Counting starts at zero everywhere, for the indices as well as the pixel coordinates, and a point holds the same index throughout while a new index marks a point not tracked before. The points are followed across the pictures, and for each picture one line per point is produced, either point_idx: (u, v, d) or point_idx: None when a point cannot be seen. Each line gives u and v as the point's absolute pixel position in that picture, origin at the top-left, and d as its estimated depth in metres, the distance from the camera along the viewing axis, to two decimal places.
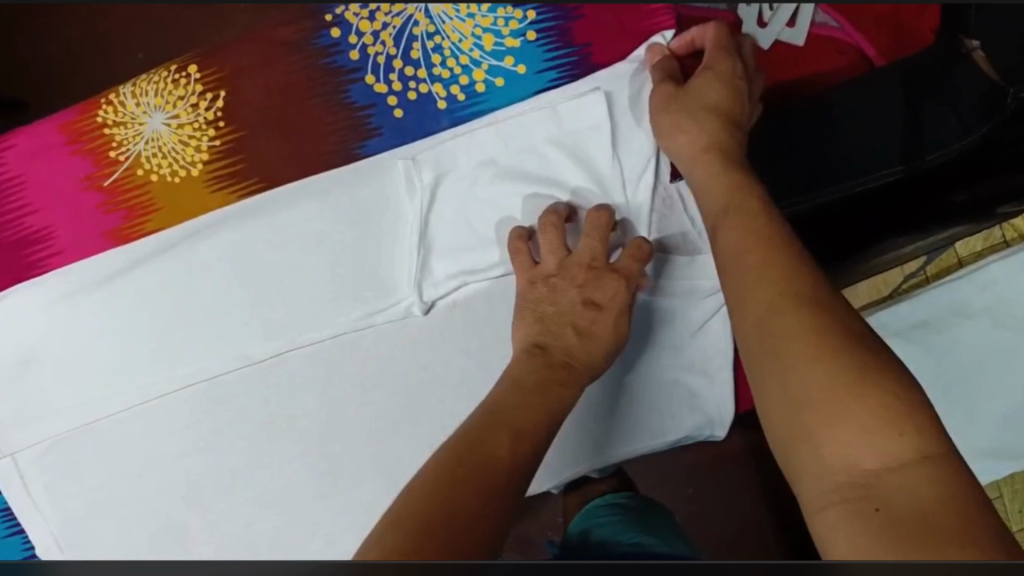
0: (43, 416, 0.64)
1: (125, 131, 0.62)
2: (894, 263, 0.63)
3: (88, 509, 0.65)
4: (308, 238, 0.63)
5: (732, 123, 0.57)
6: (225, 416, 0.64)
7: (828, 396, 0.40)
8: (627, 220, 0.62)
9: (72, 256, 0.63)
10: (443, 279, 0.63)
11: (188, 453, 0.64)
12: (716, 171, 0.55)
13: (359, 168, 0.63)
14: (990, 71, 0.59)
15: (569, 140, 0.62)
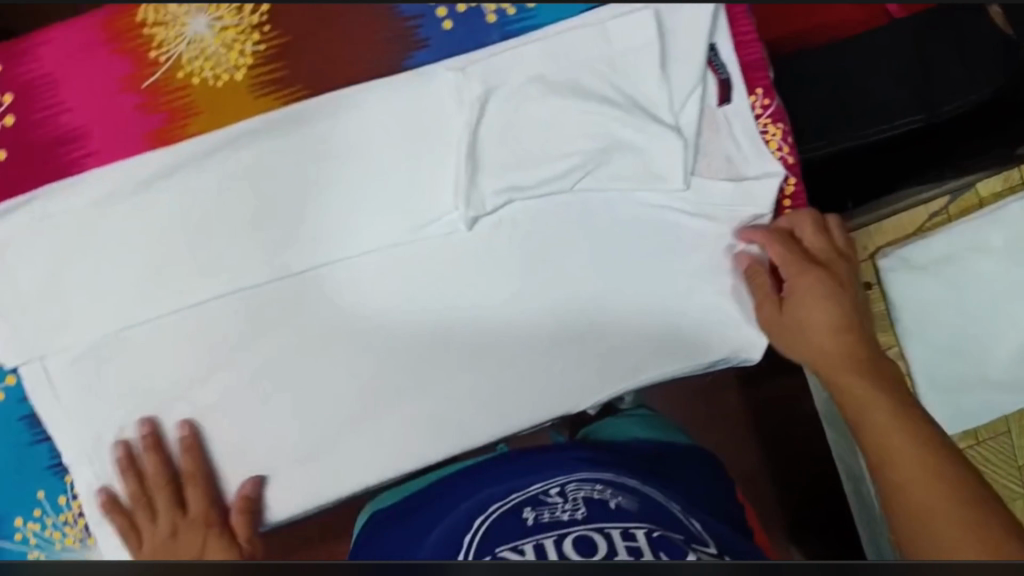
0: (78, 324, 0.64)
1: (166, 31, 0.61)
2: (905, 203, 0.76)
3: (126, 417, 0.66)
4: (353, 149, 0.63)
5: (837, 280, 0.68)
6: (269, 326, 0.66)
7: (933, 502, 0.55)
8: (676, 138, 0.63)
9: (111, 156, 0.61)
10: (491, 196, 0.64)
11: (229, 360, 0.66)
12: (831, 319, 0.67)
13: (407, 79, 0.62)
14: (1004, 27, 0.65)
15: (619, 58, 0.62)
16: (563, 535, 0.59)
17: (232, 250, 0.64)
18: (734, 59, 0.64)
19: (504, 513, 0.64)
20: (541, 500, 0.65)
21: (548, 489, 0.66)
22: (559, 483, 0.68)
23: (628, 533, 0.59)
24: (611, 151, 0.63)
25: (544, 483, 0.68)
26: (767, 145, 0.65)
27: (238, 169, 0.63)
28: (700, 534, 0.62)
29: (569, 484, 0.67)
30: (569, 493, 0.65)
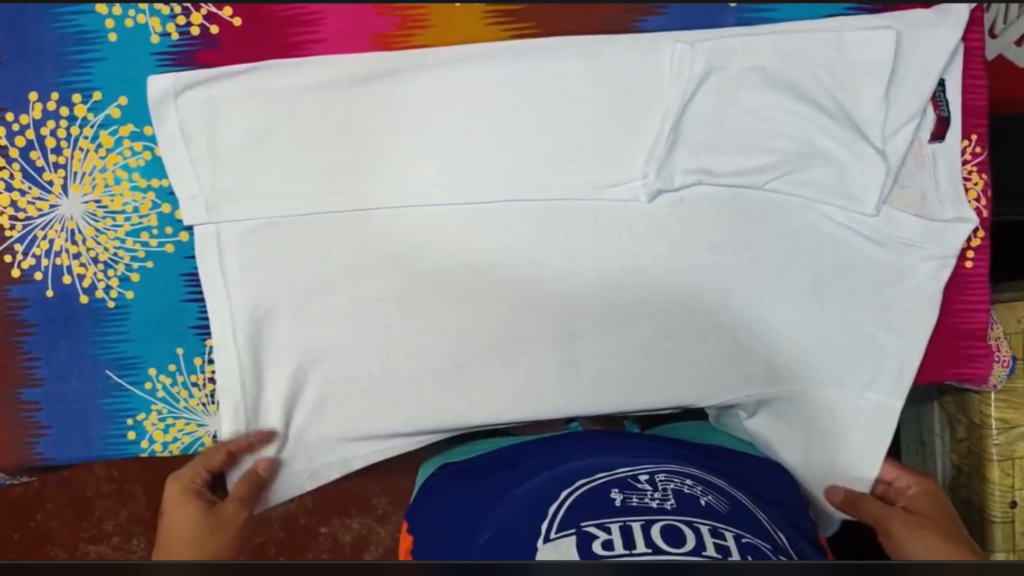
0: (255, 200, 0.65)
1: None
2: None
3: (279, 300, 0.67)
4: (562, 95, 0.64)
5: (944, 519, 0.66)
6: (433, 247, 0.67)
7: None
8: (882, 163, 0.63)
9: (339, 48, 0.63)
10: (681, 173, 0.65)
11: (387, 270, 0.67)
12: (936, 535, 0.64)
13: (635, 41, 0.63)
14: None
15: (845, 70, 0.62)
16: (651, 522, 0.53)
17: (421, 163, 0.65)
18: (960, 100, 0.64)
19: (586, 496, 0.57)
20: (629, 484, 0.58)
21: (638, 475, 0.60)
22: (646, 470, 0.61)
23: (715, 531, 0.54)
24: (808, 160, 0.64)
25: (631, 467, 0.61)
26: (967, 193, 0.65)
27: (449, 88, 0.64)
28: (785, 547, 0.56)
29: (659, 473, 0.60)
30: (660, 483, 0.59)
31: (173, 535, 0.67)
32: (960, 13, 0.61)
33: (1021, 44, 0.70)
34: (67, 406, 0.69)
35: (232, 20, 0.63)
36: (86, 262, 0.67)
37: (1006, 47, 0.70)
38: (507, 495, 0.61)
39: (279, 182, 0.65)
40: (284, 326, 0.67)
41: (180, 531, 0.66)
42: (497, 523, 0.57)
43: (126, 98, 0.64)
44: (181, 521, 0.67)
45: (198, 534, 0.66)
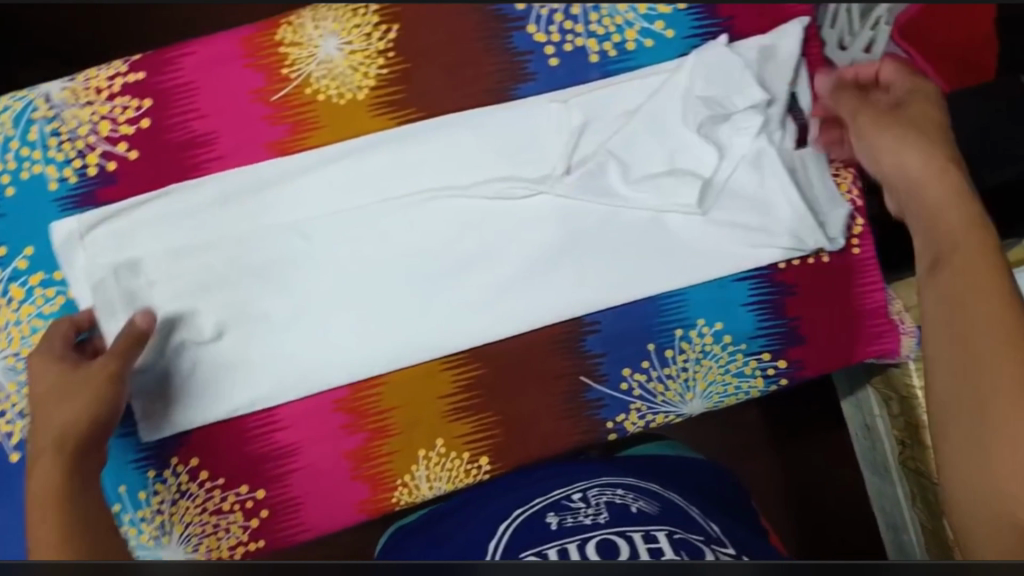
0: (165, 321, 0.65)
1: (299, 51, 0.66)
2: None
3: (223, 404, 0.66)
4: (457, 162, 0.67)
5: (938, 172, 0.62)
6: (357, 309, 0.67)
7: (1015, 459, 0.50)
8: (744, 167, 0.68)
9: (236, 161, 0.66)
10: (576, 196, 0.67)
11: (307, 366, 0.66)
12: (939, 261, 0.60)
13: (513, 108, 0.67)
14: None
15: (710, 96, 0.67)
16: (586, 540, 0.54)
17: (337, 261, 0.66)
18: (812, 109, 0.70)
19: (525, 521, 0.61)
20: (564, 505, 0.61)
21: (571, 495, 0.63)
22: (580, 488, 0.64)
23: (650, 536, 0.55)
24: (706, 184, 0.67)
25: (566, 488, 0.65)
26: (839, 189, 0.70)
27: (346, 179, 0.66)
28: (718, 535, 0.59)
29: (592, 489, 0.64)
30: (592, 498, 0.62)
31: (39, 498, 0.57)
32: (794, 33, 0.68)
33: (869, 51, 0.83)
34: None
35: (128, 154, 0.65)
36: (13, 418, 0.65)
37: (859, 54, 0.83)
38: (446, 539, 0.63)
39: (192, 300, 0.65)
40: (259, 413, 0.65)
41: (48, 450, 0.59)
42: None
43: (32, 248, 0.65)
44: (47, 482, 0.58)
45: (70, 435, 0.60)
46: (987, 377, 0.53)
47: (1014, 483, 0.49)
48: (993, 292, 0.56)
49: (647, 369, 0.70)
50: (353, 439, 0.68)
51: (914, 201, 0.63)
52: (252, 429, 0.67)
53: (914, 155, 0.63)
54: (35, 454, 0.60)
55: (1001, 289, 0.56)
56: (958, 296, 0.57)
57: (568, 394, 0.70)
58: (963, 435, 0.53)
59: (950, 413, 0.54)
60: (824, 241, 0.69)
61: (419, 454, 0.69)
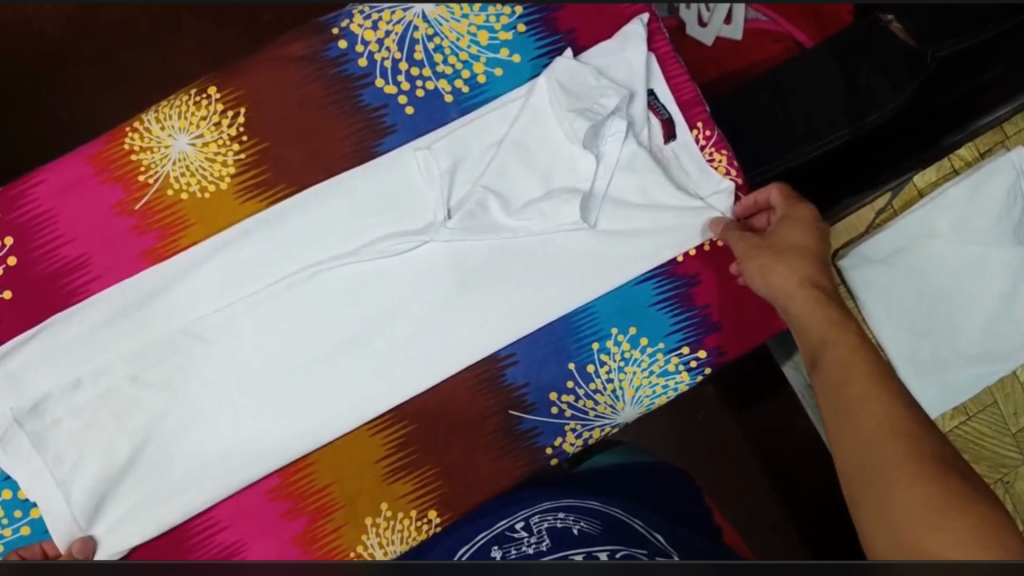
0: (76, 453, 0.64)
1: (152, 155, 0.65)
2: (865, 203, 0.77)
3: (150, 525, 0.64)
4: (333, 227, 0.66)
5: (800, 225, 0.65)
6: (267, 397, 0.66)
7: (905, 465, 0.47)
8: (618, 172, 0.68)
9: (112, 278, 0.64)
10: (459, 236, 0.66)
11: (231, 467, 0.65)
12: (809, 298, 0.60)
13: (380, 163, 0.67)
14: (906, 37, 0.71)
15: (579, 106, 0.66)
16: None
17: (235, 355, 0.65)
18: (671, 98, 0.70)
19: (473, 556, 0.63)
20: (507, 538, 0.63)
21: (514, 525, 0.65)
22: (523, 517, 0.66)
23: (588, 556, 0.54)
24: (585, 198, 0.67)
25: (509, 518, 0.67)
26: (717, 171, 0.70)
27: (228, 272, 0.65)
28: (665, 548, 0.58)
29: (534, 515, 0.65)
30: (534, 526, 0.63)
31: None
32: (636, 35, 0.69)
33: (731, 21, 0.84)
34: None
35: (1, 295, 0.64)
36: None
37: (720, 27, 0.85)
38: None
39: (99, 427, 0.64)
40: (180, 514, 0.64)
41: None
42: None
43: None
44: None
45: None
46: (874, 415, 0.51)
47: (893, 497, 0.46)
48: (861, 349, 0.56)
49: (573, 389, 0.69)
50: (297, 523, 0.67)
51: (801, 324, 0.61)
52: (190, 538, 0.65)
53: (800, 285, 0.61)
54: None
55: (862, 347, 0.56)
56: (845, 359, 0.56)
57: (502, 432, 0.69)
58: (863, 456, 0.50)
59: (846, 444, 0.51)
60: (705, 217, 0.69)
61: (366, 523, 0.68)
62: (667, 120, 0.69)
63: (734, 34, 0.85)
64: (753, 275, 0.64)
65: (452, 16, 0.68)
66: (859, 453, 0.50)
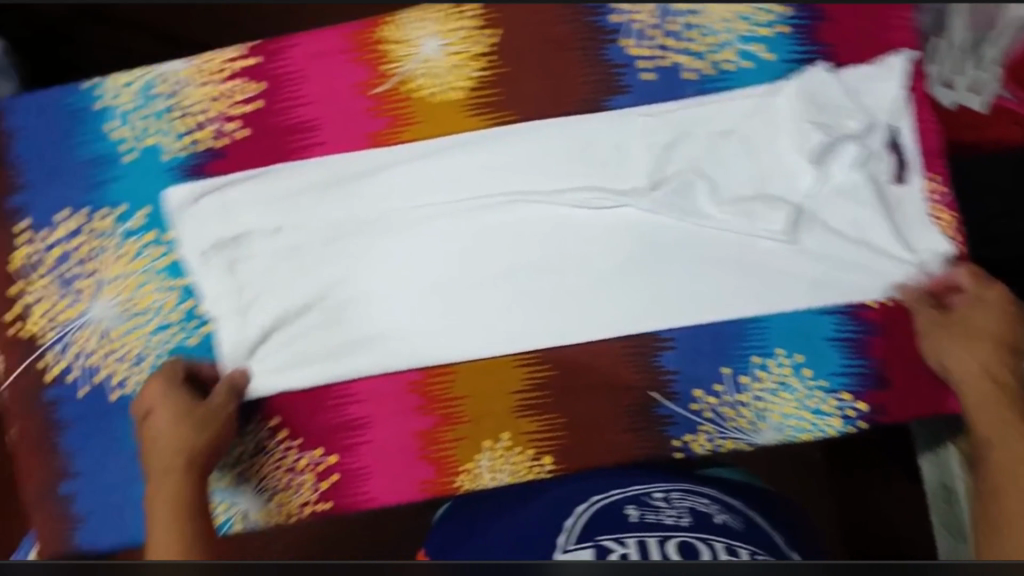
0: (262, 288, 0.71)
1: (401, 49, 0.69)
2: None
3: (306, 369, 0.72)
4: (544, 166, 0.69)
5: (1001, 314, 0.66)
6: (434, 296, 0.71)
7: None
8: (836, 195, 0.67)
9: (335, 147, 0.69)
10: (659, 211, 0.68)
11: (387, 347, 0.71)
12: (993, 396, 0.63)
13: (606, 118, 0.68)
14: None
15: (821, 119, 0.66)
16: (666, 538, 0.56)
17: (419, 254, 0.70)
18: (915, 139, 0.68)
19: (605, 507, 0.64)
20: (644, 501, 0.64)
21: (651, 492, 0.65)
22: (660, 488, 0.66)
23: (730, 548, 0.56)
24: (795, 211, 0.67)
25: (645, 485, 0.67)
26: (937, 228, 0.67)
27: (437, 175, 0.69)
28: None
29: (673, 491, 0.65)
30: (674, 500, 0.63)
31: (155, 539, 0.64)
32: (901, 68, 0.67)
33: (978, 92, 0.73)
34: (103, 494, 0.73)
35: (239, 132, 0.70)
36: (117, 359, 0.72)
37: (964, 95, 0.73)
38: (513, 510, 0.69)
39: (289, 273, 0.71)
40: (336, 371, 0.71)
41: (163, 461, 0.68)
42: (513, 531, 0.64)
43: (148, 209, 0.71)
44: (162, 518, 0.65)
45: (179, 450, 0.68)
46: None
47: None
48: None
49: (718, 392, 0.70)
50: (426, 421, 0.73)
51: (981, 417, 0.63)
52: (331, 399, 0.73)
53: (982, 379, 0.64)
54: (147, 419, 0.70)
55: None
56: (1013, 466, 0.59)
57: (632, 406, 0.71)
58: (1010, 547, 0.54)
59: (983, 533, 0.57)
60: (907, 264, 0.67)
61: (483, 445, 0.73)
62: (902, 158, 0.68)
63: (980, 106, 0.72)
64: (953, 376, 0.65)
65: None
66: (989, 536, 0.56)
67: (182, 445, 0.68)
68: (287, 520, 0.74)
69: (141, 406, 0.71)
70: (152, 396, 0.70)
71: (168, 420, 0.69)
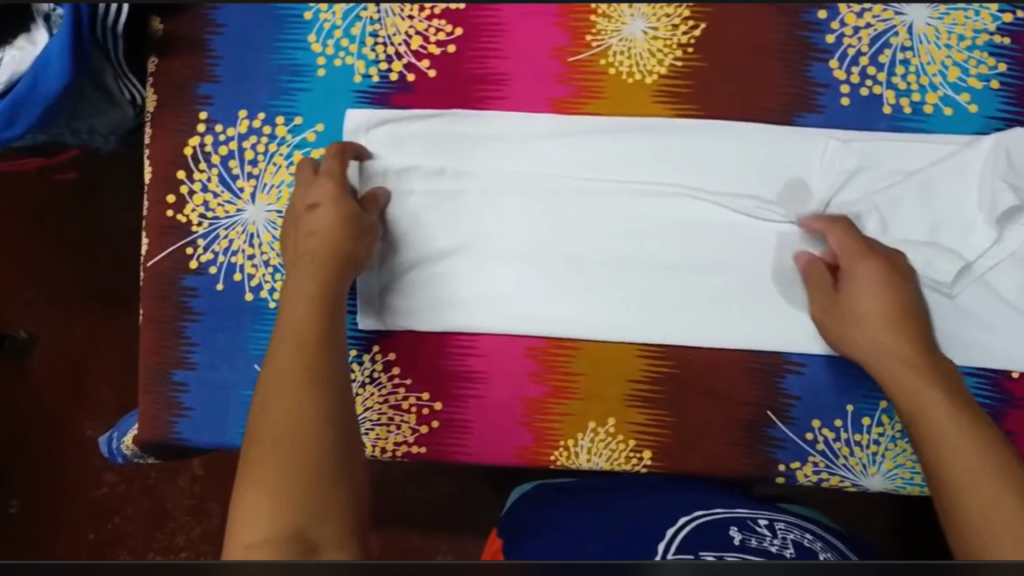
0: (411, 225, 0.72)
1: (607, 23, 0.70)
2: None
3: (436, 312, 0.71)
4: (715, 166, 0.69)
5: (892, 280, 0.65)
6: (577, 270, 0.71)
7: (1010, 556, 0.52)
8: (1009, 261, 0.66)
9: (518, 106, 0.71)
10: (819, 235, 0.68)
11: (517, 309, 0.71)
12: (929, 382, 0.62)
13: (794, 133, 0.68)
14: None
15: (1014, 181, 0.65)
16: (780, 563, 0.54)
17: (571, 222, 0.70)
18: None
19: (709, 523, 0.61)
20: (749, 525, 0.61)
21: (758, 519, 0.64)
22: (766, 517, 0.65)
23: None
24: (963, 266, 0.66)
25: (752, 511, 0.65)
26: None
27: (612, 151, 0.70)
28: None
29: (778, 523, 0.65)
30: (778, 530, 0.62)
31: (263, 466, 0.55)
32: None
33: None
34: (211, 392, 0.72)
35: (428, 71, 0.71)
36: (258, 264, 0.73)
37: None
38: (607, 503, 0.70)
39: (442, 215, 0.71)
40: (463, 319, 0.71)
41: (287, 380, 0.60)
42: (607, 530, 0.64)
43: (322, 126, 0.72)
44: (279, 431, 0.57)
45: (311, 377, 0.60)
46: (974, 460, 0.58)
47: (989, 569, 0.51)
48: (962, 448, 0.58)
49: (837, 428, 0.69)
50: (536, 389, 0.71)
51: (903, 399, 0.63)
52: (448, 346, 0.72)
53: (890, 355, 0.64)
54: (310, 207, 0.69)
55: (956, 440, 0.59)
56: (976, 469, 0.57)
57: (748, 424, 0.69)
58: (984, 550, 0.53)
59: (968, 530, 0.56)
60: None
61: (588, 424, 0.71)
62: None
63: None
64: (856, 356, 0.65)
65: (936, 40, 0.68)
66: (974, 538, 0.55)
67: (308, 372, 0.61)
68: (382, 455, 0.72)
69: (306, 198, 0.70)
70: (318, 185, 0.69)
71: (327, 217, 0.68)
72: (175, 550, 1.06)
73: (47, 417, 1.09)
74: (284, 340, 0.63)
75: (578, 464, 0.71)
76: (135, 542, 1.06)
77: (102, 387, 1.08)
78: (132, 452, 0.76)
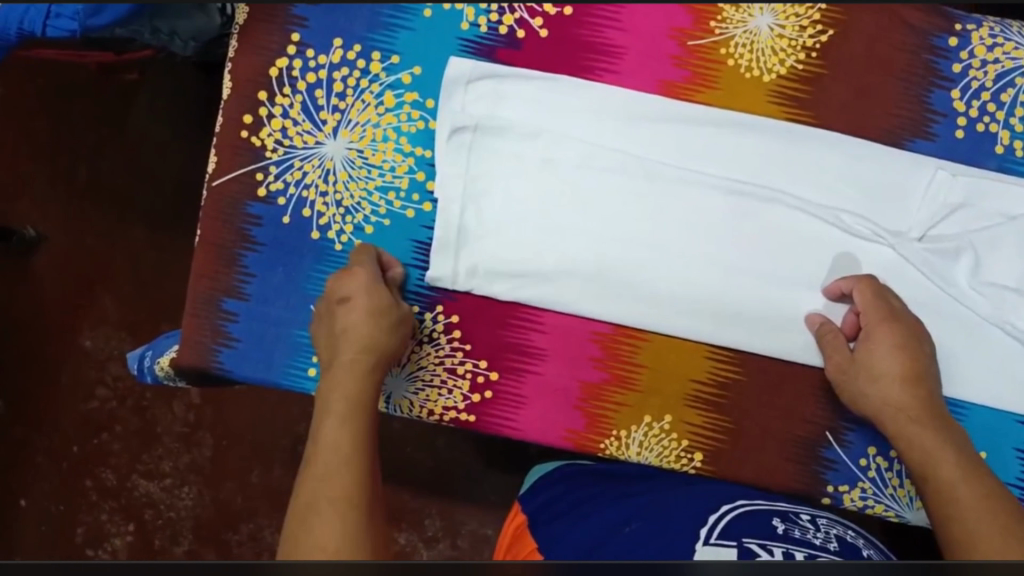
0: (494, 185, 0.68)
1: (735, 12, 0.68)
2: None
3: (506, 281, 0.68)
4: (816, 175, 0.67)
5: (907, 348, 0.64)
6: (658, 261, 0.68)
7: None
8: None
9: (629, 82, 0.68)
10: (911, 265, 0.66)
11: (590, 289, 0.68)
12: (944, 436, 0.62)
13: (905, 156, 0.66)
14: None
15: None
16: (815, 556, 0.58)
17: (661, 210, 0.67)
18: None
19: (754, 511, 0.64)
20: (791, 518, 0.64)
21: (799, 513, 0.66)
22: (807, 512, 0.67)
23: None
24: None
25: (793, 506, 0.67)
26: None
27: (716, 145, 0.67)
28: None
29: (820, 518, 0.66)
30: (820, 525, 0.64)
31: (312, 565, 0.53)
32: None
33: None
34: (260, 326, 0.70)
35: (540, 30, 0.68)
36: (328, 202, 0.69)
37: None
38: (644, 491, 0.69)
39: (528, 181, 0.68)
40: (534, 293, 0.68)
41: (323, 501, 0.57)
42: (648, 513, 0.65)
43: (419, 69, 0.69)
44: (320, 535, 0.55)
45: (351, 498, 0.58)
46: (986, 515, 0.57)
47: None
48: (979, 489, 0.59)
49: (893, 458, 0.68)
50: (596, 374, 0.69)
51: (913, 458, 0.62)
52: (514, 318, 0.69)
53: (897, 416, 0.63)
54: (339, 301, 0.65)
55: (968, 485, 0.59)
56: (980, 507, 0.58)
57: (802, 441, 0.69)
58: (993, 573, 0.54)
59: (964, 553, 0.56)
60: None
61: (642, 418, 0.70)
62: None
63: None
64: (867, 412, 0.65)
65: None
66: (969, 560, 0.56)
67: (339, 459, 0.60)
68: (427, 417, 0.70)
69: (337, 291, 0.66)
70: (350, 279, 0.66)
71: (360, 307, 0.64)
72: (161, 476, 1.02)
73: (46, 319, 1.04)
74: (308, 470, 0.59)
75: (626, 455, 0.70)
76: (120, 460, 1.03)
77: (109, 299, 1.04)
78: (164, 372, 0.73)
